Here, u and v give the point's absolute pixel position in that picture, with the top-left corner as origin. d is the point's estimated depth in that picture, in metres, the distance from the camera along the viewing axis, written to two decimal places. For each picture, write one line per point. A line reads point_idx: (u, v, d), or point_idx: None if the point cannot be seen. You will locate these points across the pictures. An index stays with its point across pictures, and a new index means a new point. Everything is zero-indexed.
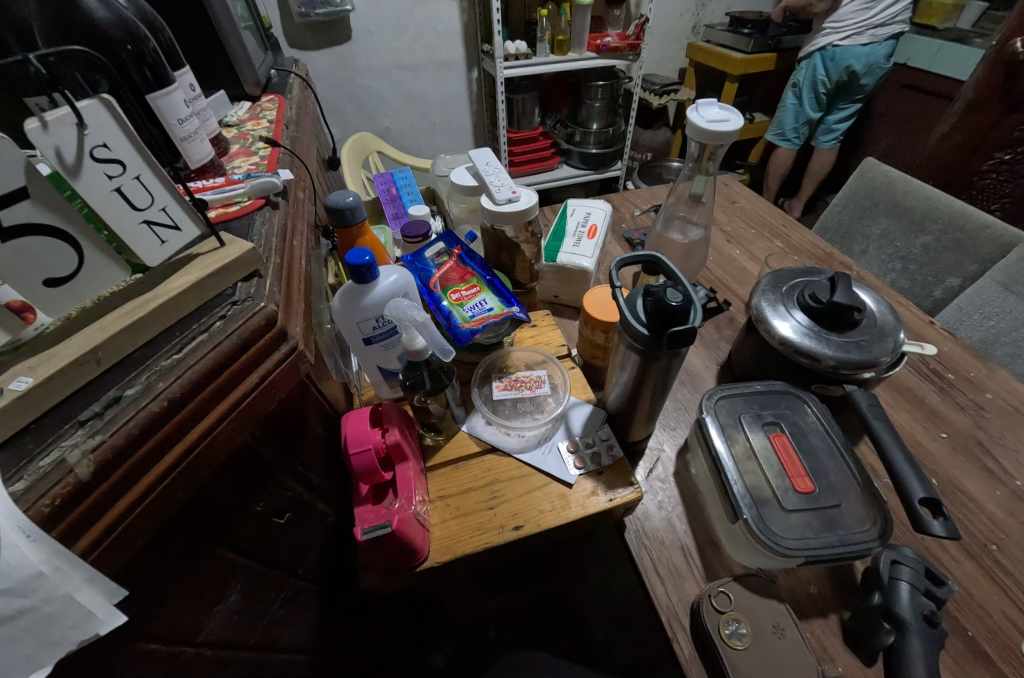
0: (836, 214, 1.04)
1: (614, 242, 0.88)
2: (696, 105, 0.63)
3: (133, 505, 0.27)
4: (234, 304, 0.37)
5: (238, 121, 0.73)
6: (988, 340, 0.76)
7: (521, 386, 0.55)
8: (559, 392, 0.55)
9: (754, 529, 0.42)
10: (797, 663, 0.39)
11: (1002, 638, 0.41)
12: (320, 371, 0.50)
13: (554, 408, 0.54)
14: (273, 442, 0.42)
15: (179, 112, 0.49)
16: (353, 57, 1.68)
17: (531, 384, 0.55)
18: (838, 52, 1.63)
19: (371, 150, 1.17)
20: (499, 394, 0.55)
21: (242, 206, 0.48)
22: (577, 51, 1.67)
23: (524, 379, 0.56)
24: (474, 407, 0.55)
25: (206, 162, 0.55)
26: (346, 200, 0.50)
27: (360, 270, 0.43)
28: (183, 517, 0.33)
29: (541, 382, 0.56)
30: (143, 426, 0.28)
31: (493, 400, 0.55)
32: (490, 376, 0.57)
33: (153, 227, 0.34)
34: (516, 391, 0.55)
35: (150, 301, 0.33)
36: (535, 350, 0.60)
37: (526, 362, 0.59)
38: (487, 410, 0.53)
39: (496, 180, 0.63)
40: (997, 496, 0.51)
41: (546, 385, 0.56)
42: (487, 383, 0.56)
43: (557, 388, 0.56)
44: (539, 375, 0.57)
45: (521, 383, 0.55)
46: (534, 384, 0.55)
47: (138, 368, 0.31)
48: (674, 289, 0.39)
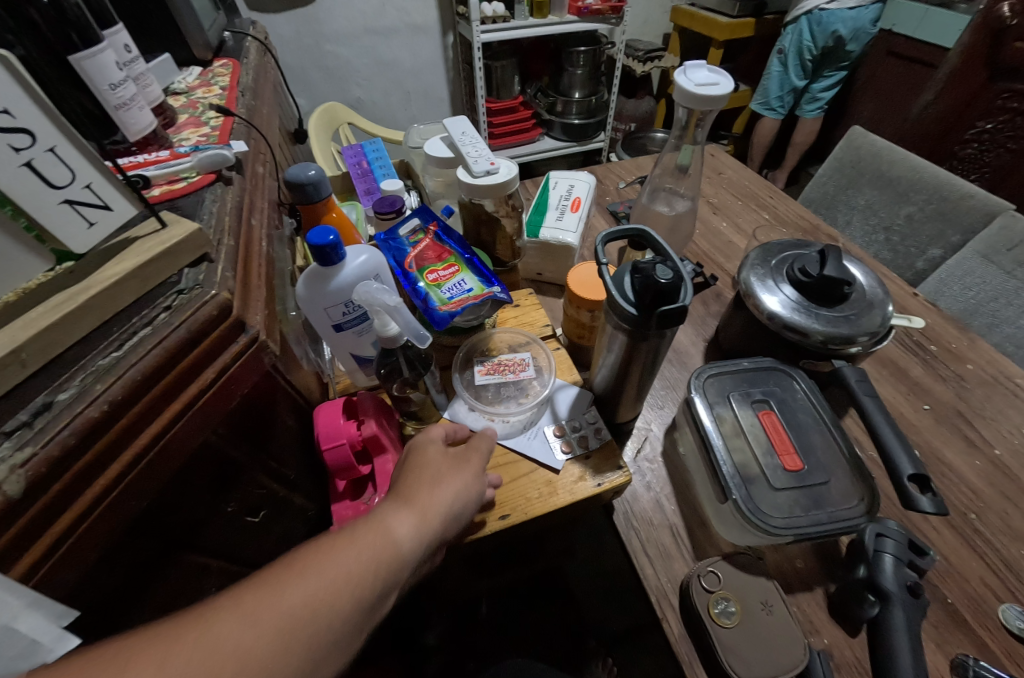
0: (821, 184, 1.03)
1: (598, 215, 0.85)
2: (683, 67, 0.59)
3: (80, 518, 0.25)
4: (179, 293, 0.33)
5: (187, 87, 0.67)
6: (968, 311, 0.77)
7: (505, 370, 0.52)
8: (546, 376, 0.53)
9: (744, 509, 0.41)
10: (783, 637, 0.39)
11: (980, 604, 0.42)
12: (288, 361, 0.46)
13: (540, 392, 0.51)
14: (240, 439, 0.39)
15: (111, 75, 0.42)
16: (319, 19, 1.56)
17: (517, 368, 0.53)
18: (824, 16, 1.58)
19: (342, 121, 1.10)
20: (481, 378, 0.52)
21: (190, 183, 0.43)
22: (557, 14, 1.58)
23: (508, 363, 0.53)
24: (455, 393, 0.52)
25: (148, 133, 0.49)
26: (308, 174, 0.46)
27: (324, 251, 0.39)
28: (142, 524, 0.31)
29: (527, 366, 0.53)
30: (81, 434, 0.25)
31: (475, 385, 0.52)
32: (471, 360, 0.54)
33: (76, 207, 0.29)
34: (499, 375, 0.52)
35: (82, 292, 0.29)
36: (518, 331, 0.58)
37: (510, 344, 0.56)
38: (469, 396, 0.50)
39: (474, 151, 0.58)
40: (975, 465, 0.51)
41: (533, 369, 0.53)
42: (469, 367, 0.53)
43: (543, 372, 0.53)
44: (525, 359, 0.54)
45: (505, 367, 0.53)
46: (518, 367, 0.53)
47: (72, 369, 0.28)
48: (664, 265, 0.37)
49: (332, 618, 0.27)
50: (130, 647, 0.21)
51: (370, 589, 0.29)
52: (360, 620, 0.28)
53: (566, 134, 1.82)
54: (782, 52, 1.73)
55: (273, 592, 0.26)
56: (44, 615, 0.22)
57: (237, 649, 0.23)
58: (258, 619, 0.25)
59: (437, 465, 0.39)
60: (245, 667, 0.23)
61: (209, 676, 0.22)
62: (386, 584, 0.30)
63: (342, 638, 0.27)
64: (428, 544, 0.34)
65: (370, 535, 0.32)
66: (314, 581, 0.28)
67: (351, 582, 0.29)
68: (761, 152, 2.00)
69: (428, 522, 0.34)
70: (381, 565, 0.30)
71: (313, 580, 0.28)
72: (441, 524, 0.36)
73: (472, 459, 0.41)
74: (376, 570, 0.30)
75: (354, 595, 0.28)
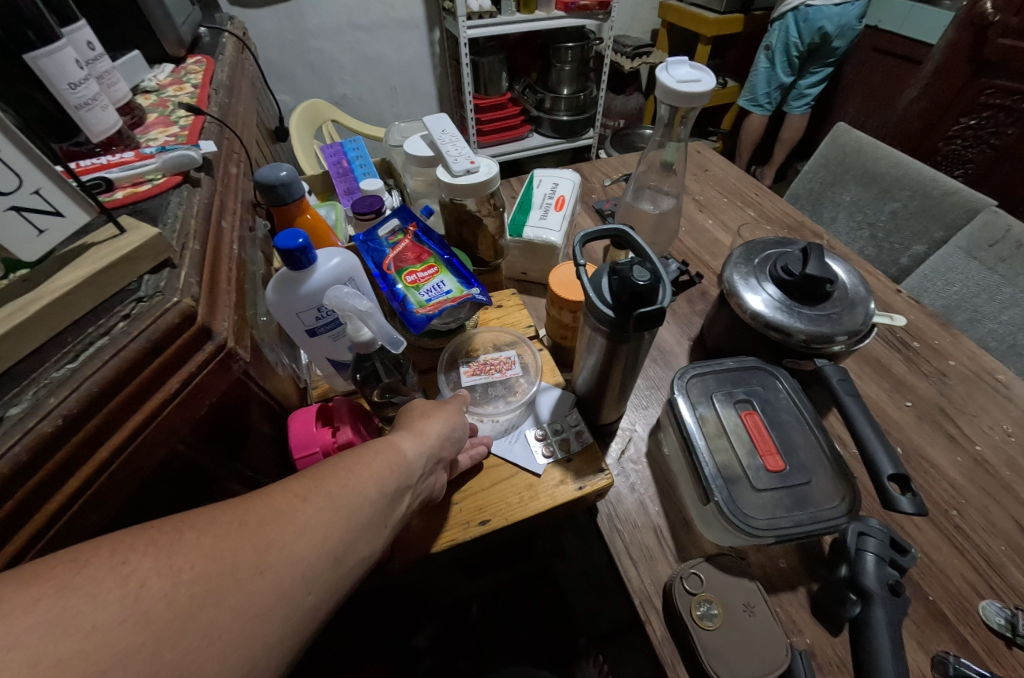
0: (806, 181, 1.03)
1: (584, 213, 0.84)
2: (665, 64, 0.59)
3: (31, 541, 0.24)
4: (139, 301, 0.32)
5: (158, 85, 0.65)
6: (951, 306, 0.78)
7: (491, 370, 0.52)
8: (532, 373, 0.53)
9: (726, 510, 0.41)
10: (765, 638, 0.39)
11: (961, 601, 0.42)
12: (261, 367, 0.45)
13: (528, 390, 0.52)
14: (211, 448, 0.38)
15: (71, 74, 0.40)
16: (302, 15, 1.53)
17: (503, 366, 0.53)
18: (810, 12, 1.58)
19: (325, 119, 1.08)
20: (468, 380, 0.52)
21: (154, 185, 0.42)
22: (544, 9, 1.56)
23: (494, 362, 0.53)
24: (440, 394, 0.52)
25: (113, 134, 0.47)
26: (279, 175, 0.45)
27: (293, 255, 0.38)
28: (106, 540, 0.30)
29: (513, 364, 0.53)
30: (32, 452, 0.24)
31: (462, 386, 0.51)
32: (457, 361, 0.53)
33: (25, 214, 0.28)
34: (485, 375, 0.52)
35: (32, 303, 0.28)
36: (502, 331, 0.57)
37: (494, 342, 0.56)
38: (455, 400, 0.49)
39: (453, 150, 0.57)
40: (958, 461, 0.52)
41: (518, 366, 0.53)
42: (454, 369, 0.53)
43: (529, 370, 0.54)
44: (510, 356, 0.54)
45: (491, 367, 0.53)
46: (505, 366, 0.53)
47: (23, 382, 0.26)
48: (642, 266, 0.36)
49: (365, 502, 0.27)
50: (192, 522, 0.22)
51: (393, 482, 0.30)
52: (389, 509, 0.29)
53: (555, 131, 1.81)
54: (769, 48, 1.73)
55: (312, 479, 0.26)
56: None
57: (289, 522, 0.23)
58: (303, 501, 0.25)
59: (423, 405, 0.41)
60: (302, 533, 0.24)
61: (263, 542, 0.22)
62: (404, 482, 0.31)
63: (376, 522, 0.27)
64: (429, 459, 0.35)
65: (380, 445, 0.32)
66: (344, 471, 0.28)
67: (376, 473, 0.29)
68: (749, 148, 2.00)
69: (426, 439, 0.36)
70: (396, 466, 0.31)
71: (344, 471, 0.28)
72: (439, 442, 0.37)
73: (454, 401, 0.43)
74: (392, 469, 0.31)
75: (379, 484, 0.29)
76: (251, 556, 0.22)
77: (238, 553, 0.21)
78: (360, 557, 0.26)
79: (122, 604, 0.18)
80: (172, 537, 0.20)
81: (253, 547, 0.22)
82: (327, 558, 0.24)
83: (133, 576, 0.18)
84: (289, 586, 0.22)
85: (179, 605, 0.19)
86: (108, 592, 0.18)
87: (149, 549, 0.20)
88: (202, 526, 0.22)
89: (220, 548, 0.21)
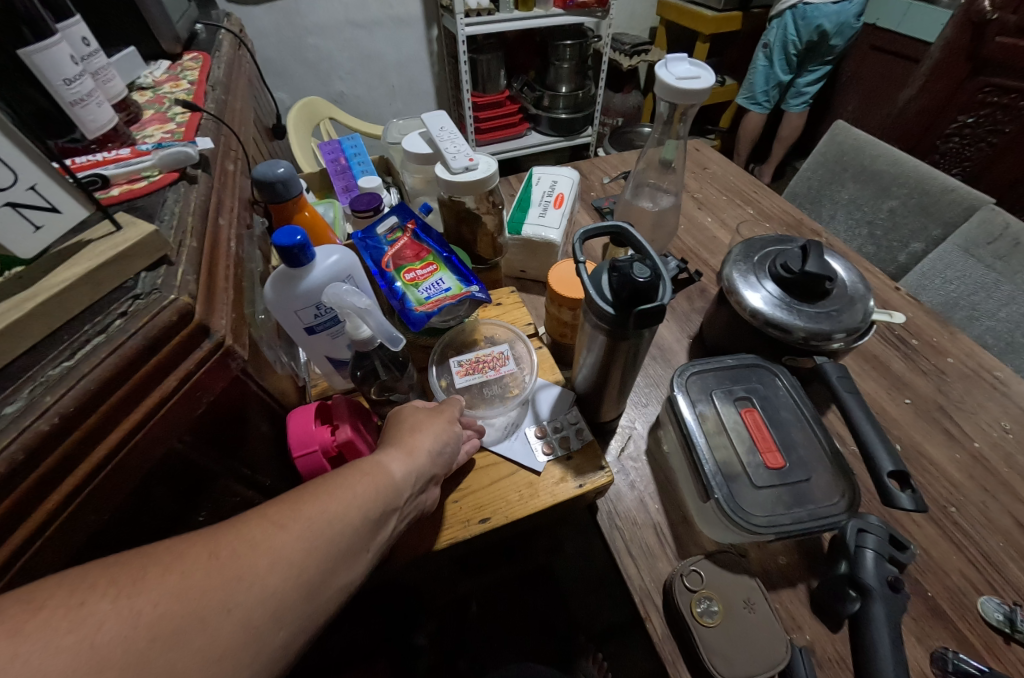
0: (805, 179, 1.03)
1: (583, 211, 0.84)
2: (665, 60, 0.58)
3: (27, 542, 0.24)
4: (136, 299, 0.31)
5: (154, 82, 0.64)
6: (948, 304, 0.78)
7: (485, 367, 0.50)
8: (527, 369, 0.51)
9: (726, 507, 0.41)
10: (765, 635, 0.39)
11: (959, 597, 0.42)
12: (260, 365, 0.45)
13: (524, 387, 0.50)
14: (209, 446, 0.38)
15: (67, 70, 0.40)
16: (299, 12, 1.53)
17: (496, 362, 0.51)
18: (808, 11, 1.58)
19: (322, 117, 1.07)
20: (461, 380, 0.49)
21: (151, 182, 0.41)
22: (543, 7, 1.56)
23: (487, 358, 0.51)
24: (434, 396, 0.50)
25: (109, 131, 0.47)
26: (277, 172, 0.44)
27: (291, 251, 0.38)
28: (101, 545, 0.30)
29: (507, 359, 0.51)
30: (30, 450, 0.24)
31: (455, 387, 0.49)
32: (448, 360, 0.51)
33: (20, 210, 0.27)
34: (479, 374, 0.49)
35: (28, 300, 0.27)
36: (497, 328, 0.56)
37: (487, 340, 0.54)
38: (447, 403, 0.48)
39: (452, 147, 0.57)
40: (956, 458, 0.52)
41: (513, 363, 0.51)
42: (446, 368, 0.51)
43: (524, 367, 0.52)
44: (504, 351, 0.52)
45: (485, 364, 0.50)
46: (498, 362, 0.50)
47: (19, 380, 0.26)
48: (642, 263, 0.36)
49: (345, 528, 0.27)
50: (159, 558, 0.21)
51: (376, 506, 0.29)
52: (370, 534, 0.28)
53: (554, 129, 1.81)
54: (767, 47, 1.73)
55: (290, 506, 0.26)
56: None
57: (260, 554, 0.23)
58: (279, 530, 0.25)
59: (415, 415, 0.40)
60: (272, 567, 0.23)
61: (231, 578, 0.22)
62: (390, 504, 0.30)
63: (356, 548, 0.27)
64: (419, 478, 0.35)
65: (365, 467, 0.32)
66: (324, 496, 0.28)
67: (358, 497, 0.29)
68: (748, 146, 2.00)
69: (417, 457, 0.35)
70: (381, 489, 0.30)
71: (324, 497, 0.28)
72: (429, 460, 0.36)
73: (449, 412, 0.42)
74: (377, 492, 0.30)
75: (361, 508, 0.28)
76: (217, 594, 0.21)
77: (203, 590, 0.21)
78: (340, 586, 0.26)
79: (77, 653, 0.17)
80: (133, 577, 0.20)
81: (223, 583, 0.22)
82: (301, 590, 0.24)
83: (89, 618, 0.18)
84: (257, 623, 0.22)
85: (136, 649, 0.18)
86: (63, 637, 0.17)
87: (110, 589, 0.19)
88: (169, 562, 0.21)
89: (184, 585, 0.21)
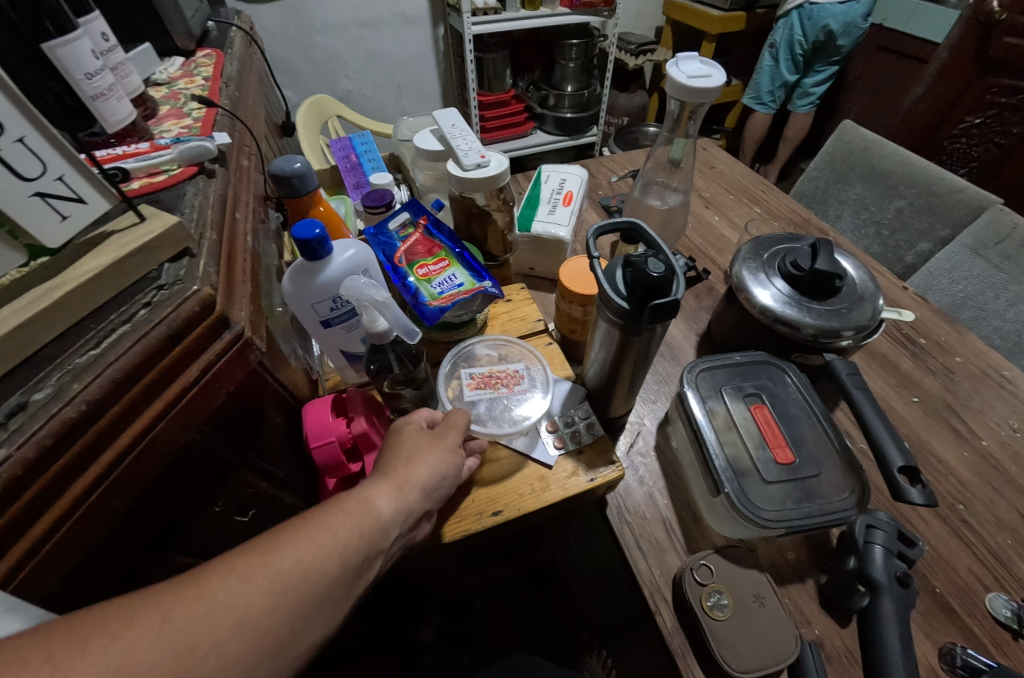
0: (812, 179, 1.03)
1: (590, 209, 0.85)
2: (675, 59, 0.59)
3: (54, 526, 0.24)
4: (160, 289, 0.32)
5: (169, 78, 0.65)
6: (956, 304, 0.78)
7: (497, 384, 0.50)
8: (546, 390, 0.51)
9: (736, 502, 0.41)
10: (774, 628, 0.40)
11: (967, 593, 0.43)
12: (276, 358, 0.45)
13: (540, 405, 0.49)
14: (227, 437, 0.39)
15: (88, 65, 0.40)
16: (307, 11, 1.53)
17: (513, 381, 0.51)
18: (815, 10, 1.58)
19: (331, 114, 1.08)
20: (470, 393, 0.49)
21: (170, 175, 0.42)
22: (549, 6, 1.56)
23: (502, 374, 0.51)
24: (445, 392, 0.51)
25: (127, 125, 0.48)
26: (293, 167, 0.45)
27: (310, 245, 0.38)
28: (118, 540, 0.30)
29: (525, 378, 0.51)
30: (58, 436, 0.24)
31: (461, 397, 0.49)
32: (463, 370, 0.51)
33: (49, 200, 0.28)
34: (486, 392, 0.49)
35: (56, 290, 0.28)
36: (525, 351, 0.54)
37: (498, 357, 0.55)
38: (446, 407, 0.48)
39: (464, 144, 0.58)
40: (964, 456, 0.52)
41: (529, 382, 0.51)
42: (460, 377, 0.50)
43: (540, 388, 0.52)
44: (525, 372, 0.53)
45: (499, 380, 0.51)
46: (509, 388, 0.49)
47: (48, 367, 0.27)
48: (655, 259, 0.37)
49: (322, 580, 0.26)
50: (106, 622, 0.19)
51: (358, 555, 0.28)
52: (350, 582, 0.27)
53: (559, 128, 1.81)
54: (773, 47, 1.73)
55: (261, 556, 0.24)
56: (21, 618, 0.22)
57: (223, 616, 0.21)
58: (247, 585, 0.23)
59: (413, 439, 0.38)
60: (235, 630, 0.22)
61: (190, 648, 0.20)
62: (372, 549, 0.29)
63: (334, 598, 0.26)
64: (408, 517, 0.33)
65: (349, 509, 0.30)
66: (300, 544, 0.26)
67: (339, 544, 0.27)
68: (753, 147, 2.00)
69: (408, 494, 0.33)
70: (366, 533, 0.29)
71: (302, 544, 0.26)
72: (422, 496, 0.34)
73: (451, 437, 0.40)
74: (361, 537, 0.29)
75: (340, 558, 0.27)
76: (173, 666, 0.19)
77: (160, 659, 0.18)
78: (312, 641, 0.25)
79: None
80: (74, 651, 0.17)
81: (178, 654, 0.19)
82: (266, 653, 0.22)
83: None
84: None
85: None
86: None
87: (43, 667, 0.16)
88: (118, 628, 0.19)
89: (139, 653, 0.18)
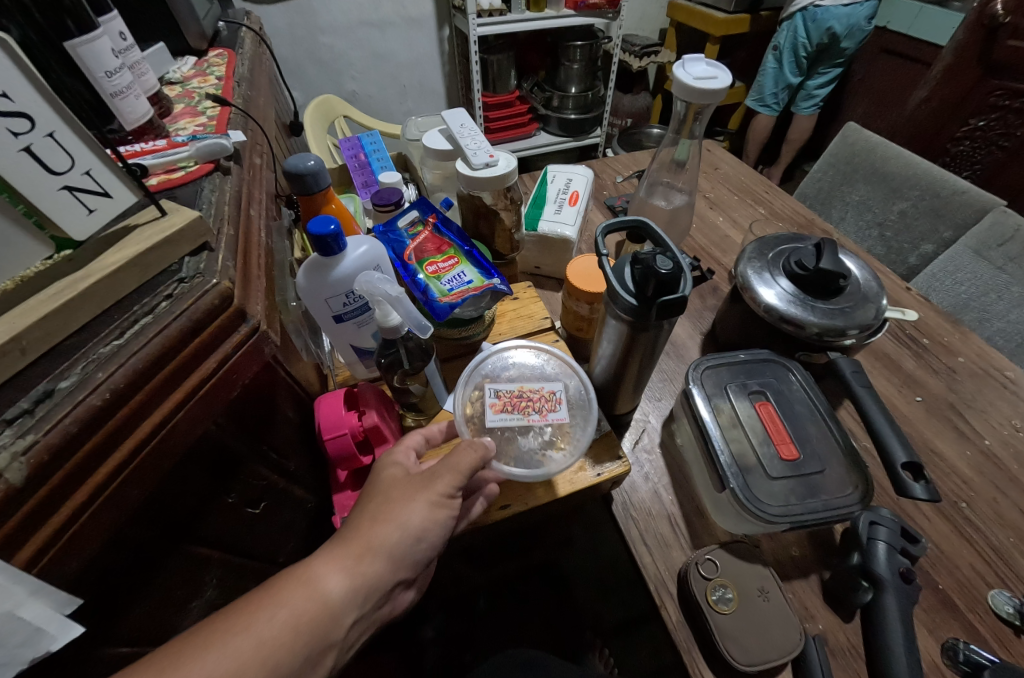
0: (816, 180, 1.03)
1: (595, 209, 0.85)
2: (682, 60, 0.59)
3: (78, 511, 0.25)
4: (181, 282, 0.33)
5: (183, 77, 0.66)
6: (959, 306, 0.79)
7: (529, 407, 0.44)
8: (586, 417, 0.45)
9: (741, 497, 0.42)
10: (779, 622, 0.40)
11: (969, 589, 0.43)
12: (288, 352, 0.46)
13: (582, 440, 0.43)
14: (241, 428, 0.39)
15: (108, 63, 0.41)
16: (314, 12, 1.54)
17: (548, 405, 0.45)
18: (819, 12, 1.58)
19: (338, 114, 1.09)
20: (495, 415, 0.44)
21: (188, 172, 0.43)
22: (554, 8, 1.57)
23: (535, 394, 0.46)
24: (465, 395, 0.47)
25: (145, 122, 0.49)
26: (307, 165, 0.46)
27: (324, 240, 0.39)
28: (138, 529, 0.31)
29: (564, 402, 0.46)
30: (82, 423, 0.25)
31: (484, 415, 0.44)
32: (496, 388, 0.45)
33: (76, 193, 0.29)
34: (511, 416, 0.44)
35: (82, 280, 0.29)
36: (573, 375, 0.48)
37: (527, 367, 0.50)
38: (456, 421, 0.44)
39: (473, 143, 0.59)
40: (967, 455, 0.53)
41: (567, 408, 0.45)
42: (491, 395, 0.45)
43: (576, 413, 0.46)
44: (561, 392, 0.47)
45: (531, 401, 0.45)
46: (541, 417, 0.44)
47: (73, 357, 0.27)
48: (664, 256, 0.37)
49: None
50: None
51: (291, 657, 0.26)
52: None
53: (562, 129, 1.81)
54: (777, 49, 1.73)
55: (176, 659, 0.23)
56: (47, 603, 0.23)
57: None
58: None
59: (391, 487, 0.35)
60: None
61: None
62: (311, 644, 0.27)
63: None
64: (366, 597, 0.30)
65: (293, 597, 0.28)
66: (222, 645, 0.24)
67: (266, 645, 0.25)
68: (756, 148, 2.01)
69: (364, 567, 0.30)
70: (306, 626, 0.27)
71: (223, 648, 0.24)
72: (386, 564, 0.31)
73: (436, 485, 0.36)
74: (297, 630, 0.27)
75: (267, 660, 0.25)
76: None
77: None
78: None
79: None
80: None
81: None
82: None
83: None
84: None
85: None
86: None
87: None
88: None
89: None
